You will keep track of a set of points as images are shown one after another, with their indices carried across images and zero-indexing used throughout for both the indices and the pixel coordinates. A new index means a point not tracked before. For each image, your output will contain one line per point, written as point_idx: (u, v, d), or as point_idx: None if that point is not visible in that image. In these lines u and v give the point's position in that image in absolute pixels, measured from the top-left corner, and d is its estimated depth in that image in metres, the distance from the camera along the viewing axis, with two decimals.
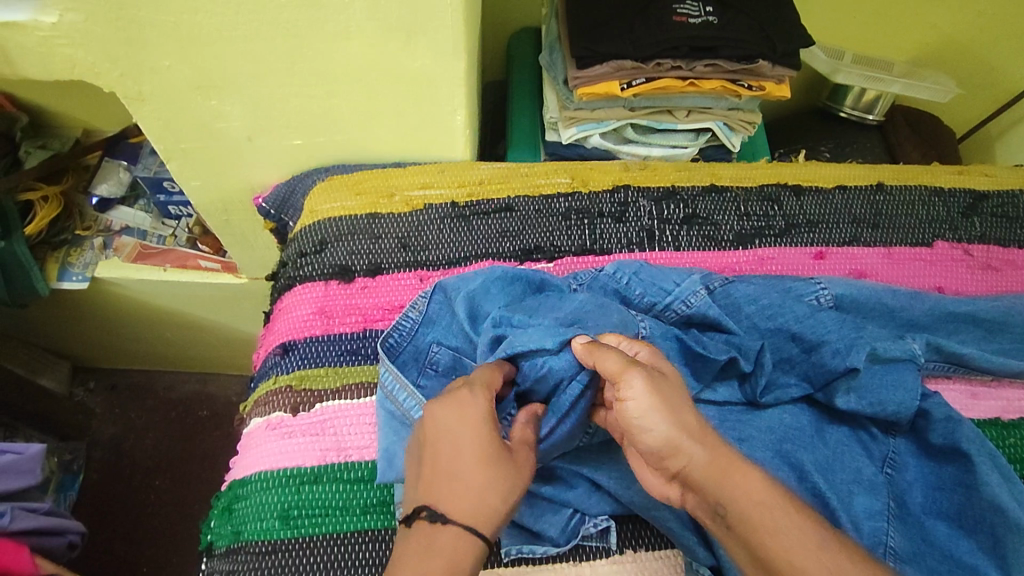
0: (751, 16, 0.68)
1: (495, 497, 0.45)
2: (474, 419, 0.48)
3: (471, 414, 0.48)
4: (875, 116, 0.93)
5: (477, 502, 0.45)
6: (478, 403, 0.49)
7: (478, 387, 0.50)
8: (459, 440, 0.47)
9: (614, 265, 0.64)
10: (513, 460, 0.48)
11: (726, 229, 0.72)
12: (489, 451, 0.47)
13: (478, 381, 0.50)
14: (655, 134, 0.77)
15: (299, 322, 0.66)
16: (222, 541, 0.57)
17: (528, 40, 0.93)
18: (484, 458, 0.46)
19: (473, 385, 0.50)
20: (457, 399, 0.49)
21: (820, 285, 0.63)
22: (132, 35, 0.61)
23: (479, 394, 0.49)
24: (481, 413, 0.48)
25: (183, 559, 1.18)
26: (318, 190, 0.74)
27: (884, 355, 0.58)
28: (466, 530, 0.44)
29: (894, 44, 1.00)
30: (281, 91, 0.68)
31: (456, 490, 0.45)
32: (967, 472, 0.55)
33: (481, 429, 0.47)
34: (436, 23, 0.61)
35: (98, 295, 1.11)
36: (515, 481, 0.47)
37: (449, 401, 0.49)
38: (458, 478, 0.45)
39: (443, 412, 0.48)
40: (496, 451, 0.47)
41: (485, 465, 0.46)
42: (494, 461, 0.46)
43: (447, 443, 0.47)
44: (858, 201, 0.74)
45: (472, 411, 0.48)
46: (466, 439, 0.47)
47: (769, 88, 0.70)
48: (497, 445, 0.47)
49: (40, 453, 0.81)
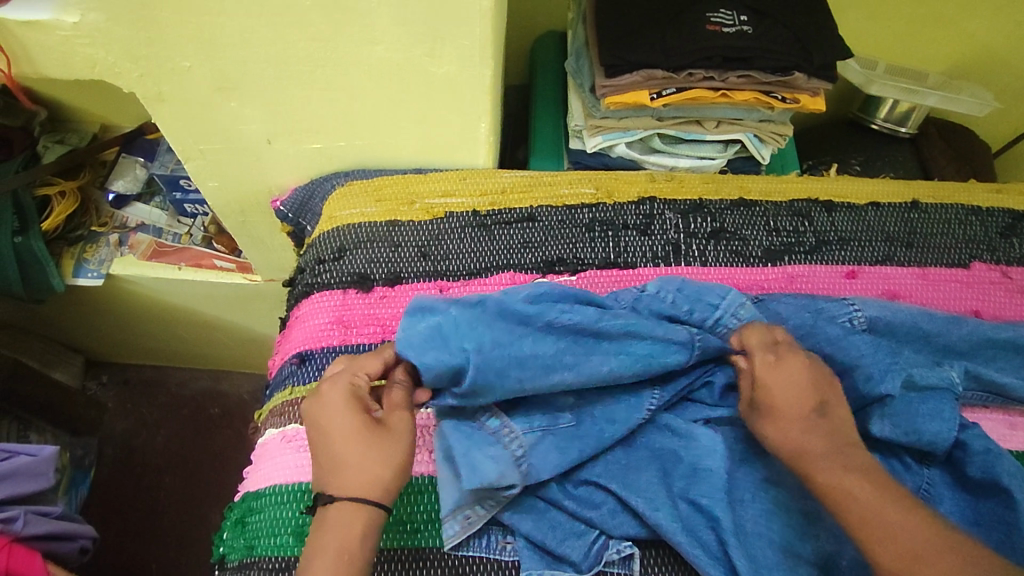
0: (787, 26, 0.66)
1: (373, 463, 0.47)
2: (339, 403, 0.50)
3: (334, 400, 0.50)
4: (908, 129, 0.90)
5: (358, 472, 0.47)
6: (342, 389, 0.50)
7: (345, 372, 0.52)
8: (326, 428, 0.49)
9: (656, 284, 0.60)
10: (388, 428, 0.49)
11: (754, 245, 0.70)
12: (358, 427, 0.48)
13: (351, 366, 0.52)
14: (682, 144, 0.75)
15: (316, 331, 0.65)
16: (235, 555, 0.56)
17: (552, 44, 0.92)
18: (354, 437, 0.48)
19: (341, 371, 0.52)
20: (325, 390, 0.51)
21: (853, 305, 0.61)
22: (153, 35, 0.60)
23: (339, 385, 0.51)
24: (342, 398, 0.50)
25: (193, 557, 1.18)
26: (338, 195, 0.73)
27: (920, 382, 0.56)
28: (354, 500, 0.46)
29: (929, 55, 0.97)
30: (303, 94, 0.67)
31: (338, 469, 0.47)
32: (1007, 508, 0.53)
33: (346, 410, 0.49)
34: (464, 28, 0.60)
35: (112, 291, 1.11)
36: (394, 445, 0.48)
37: (316, 393, 0.51)
38: (336, 458, 0.48)
39: (312, 412, 0.51)
40: (367, 426, 0.49)
41: (353, 440, 0.48)
42: (367, 434, 0.48)
43: (318, 437, 0.49)
44: (891, 219, 0.72)
45: (336, 397, 0.50)
46: (336, 421, 0.49)
47: (803, 100, 0.68)
48: (366, 421, 0.49)
49: (53, 456, 0.80)
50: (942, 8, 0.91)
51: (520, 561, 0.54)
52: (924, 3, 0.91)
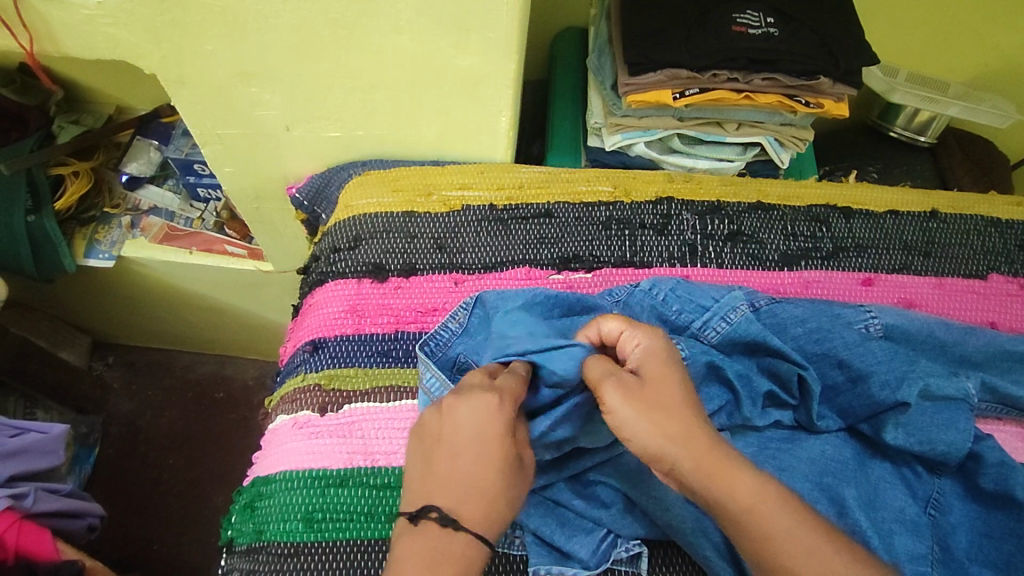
0: (813, 30, 0.66)
1: (505, 507, 0.44)
2: (499, 428, 0.45)
3: (498, 425, 0.45)
4: (927, 138, 0.89)
5: (489, 511, 0.43)
6: (505, 413, 0.46)
7: (503, 394, 0.47)
8: (479, 445, 0.44)
9: (650, 281, 0.62)
10: (522, 471, 0.46)
11: (771, 249, 0.69)
12: (506, 464, 0.45)
13: (507, 388, 0.48)
14: (701, 145, 0.75)
15: (330, 319, 0.65)
16: (243, 539, 0.57)
17: (572, 41, 0.91)
18: (501, 469, 0.44)
19: (502, 391, 0.47)
20: (489, 405, 0.46)
21: (870, 313, 0.61)
22: (177, 17, 0.60)
23: (507, 406, 0.46)
24: (507, 425, 0.46)
25: (193, 539, 1.18)
26: (354, 184, 0.73)
27: (936, 392, 0.56)
28: (477, 539, 0.42)
29: (952, 64, 0.97)
30: (324, 82, 0.67)
31: (474, 496, 0.43)
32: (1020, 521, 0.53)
33: (502, 441, 0.45)
34: (490, 20, 0.60)
35: (122, 273, 1.11)
36: (522, 494, 0.46)
37: (480, 407, 0.46)
38: (470, 482, 0.43)
39: (463, 417, 0.45)
40: (513, 466, 0.45)
41: (501, 478, 0.44)
42: (509, 475, 0.45)
43: (464, 448, 0.44)
44: (910, 227, 0.72)
45: (499, 419, 0.46)
46: (488, 447, 0.45)
47: (827, 105, 0.68)
48: (515, 460, 0.45)
49: (62, 435, 0.82)
50: (966, 17, 0.90)
51: (528, 556, 0.54)
52: (948, 12, 0.90)
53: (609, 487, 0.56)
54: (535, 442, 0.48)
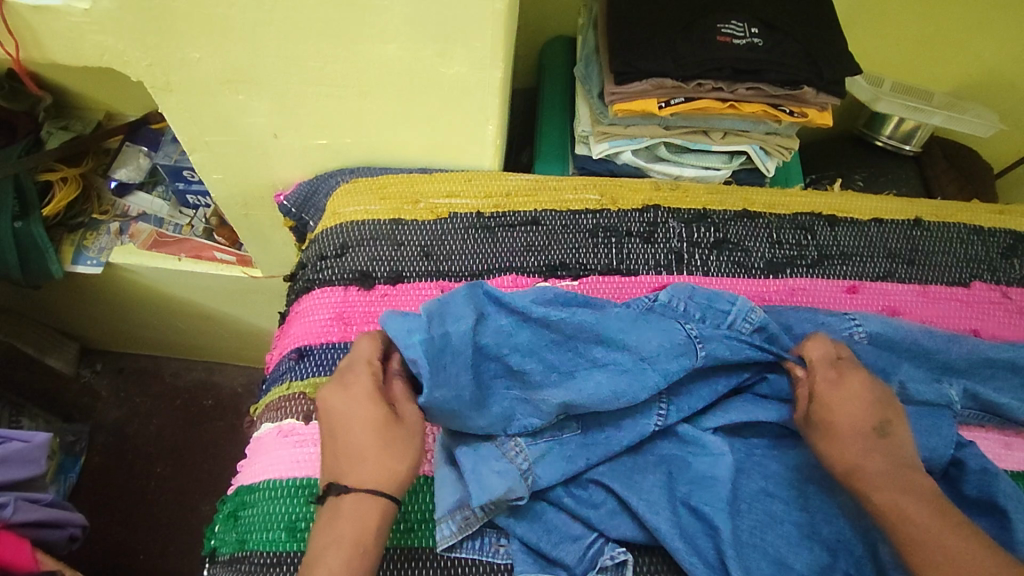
0: (797, 40, 0.66)
1: (392, 459, 0.49)
2: (361, 395, 0.51)
3: (359, 390, 0.51)
4: (911, 147, 0.90)
5: (374, 467, 0.48)
6: (362, 378, 0.51)
7: (359, 362, 0.52)
8: (347, 415, 0.50)
9: (669, 292, 0.59)
10: (401, 423, 0.50)
11: (756, 256, 0.70)
12: (377, 422, 0.50)
13: (358, 355, 0.53)
14: (688, 154, 0.75)
15: (316, 326, 0.65)
16: (226, 548, 0.56)
17: (561, 50, 0.92)
18: (374, 431, 0.49)
19: (354, 361, 0.53)
20: (345, 381, 0.52)
21: (855, 320, 0.61)
22: (164, 25, 0.60)
23: (362, 373, 0.52)
24: (368, 387, 0.51)
25: (179, 548, 1.17)
26: (341, 192, 0.73)
27: (916, 397, 0.58)
28: (369, 493, 0.48)
29: (935, 74, 0.98)
30: (312, 89, 0.67)
31: (357, 463, 0.49)
32: (1001, 529, 0.53)
33: (364, 406, 0.50)
34: (476, 29, 0.60)
35: (110, 280, 1.11)
36: (409, 440, 0.50)
37: (339, 383, 0.52)
38: (353, 452, 0.49)
39: (331, 398, 0.51)
40: (385, 422, 0.50)
41: (372, 433, 0.49)
42: (385, 430, 0.49)
43: (338, 421, 0.50)
44: (894, 235, 0.72)
45: (358, 388, 0.51)
46: (355, 416, 0.50)
47: (811, 115, 0.69)
48: (385, 415, 0.50)
49: (46, 443, 0.81)
50: (949, 29, 0.92)
51: (513, 564, 0.53)
52: (932, 23, 0.91)
53: (600, 487, 0.55)
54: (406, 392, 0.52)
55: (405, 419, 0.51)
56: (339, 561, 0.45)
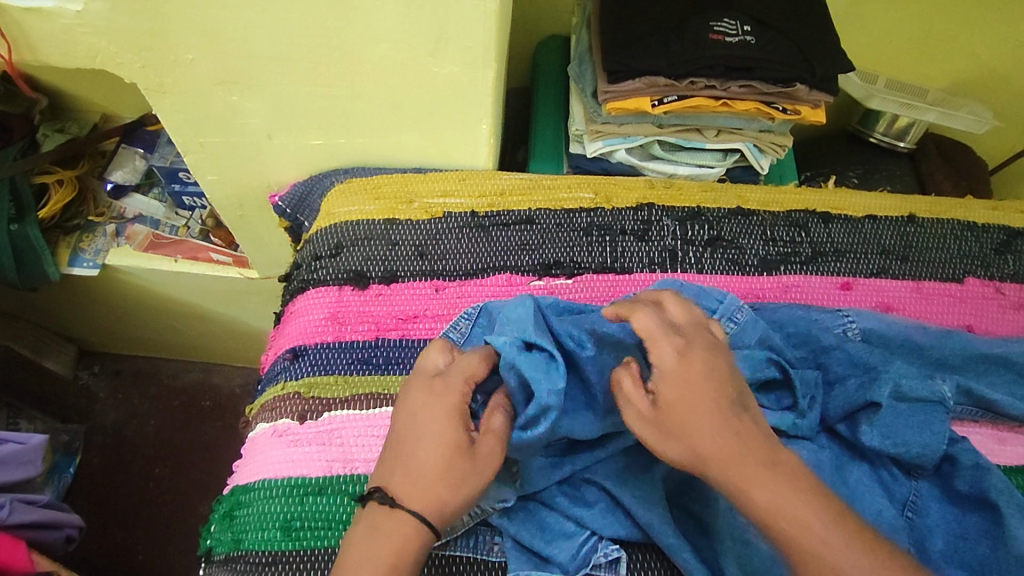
0: (790, 38, 0.67)
1: (446, 490, 0.47)
2: (442, 411, 0.50)
3: (446, 407, 0.50)
4: (906, 143, 0.90)
5: (428, 490, 0.47)
6: (454, 396, 0.50)
7: (456, 378, 0.51)
8: (425, 427, 0.49)
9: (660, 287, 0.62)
10: (473, 455, 0.48)
11: (750, 254, 0.70)
12: (447, 447, 0.48)
13: (462, 368, 0.52)
14: (682, 152, 0.75)
15: (311, 326, 0.65)
16: (222, 548, 0.56)
17: (556, 49, 0.92)
18: (441, 452, 0.48)
19: (453, 372, 0.51)
20: (434, 391, 0.51)
21: (848, 317, 0.62)
22: (156, 27, 0.60)
23: (456, 385, 0.51)
24: (456, 404, 0.50)
25: (177, 549, 1.17)
26: (336, 192, 0.73)
27: (910, 394, 0.56)
28: (415, 516, 0.46)
29: (929, 71, 0.98)
30: (305, 90, 0.67)
31: (415, 479, 0.47)
32: (994, 523, 0.53)
33: (443, 423, 0.49)
34: (468, 29, 0.60)
35: (107, 282, 1.11)
36: (473, 478, 0.48)
37: (429, 392, 0.51)
38: (412, 466, 0.48)
39: (413, 404, 0.51)
40: (456, 447, 0.48)
41: (441, 456, 0.48)
42: (451, 456, 0.48)
43: (412, 430, 0.50)
44: (888, 232, 0.72)
45: (448, 403, 0.50)
46: (431, 431, 0.49)
47: (804, 112, 0.69)
48: (460, 439, 0.48)
49: (41, 444, 0.81)
50: (942, 26, 0.92)
51: (507, 563, 0.53)
52: (925, 20, 0.91)
53: (594, 486, 0.56)
54: (502, 425, 0.50)
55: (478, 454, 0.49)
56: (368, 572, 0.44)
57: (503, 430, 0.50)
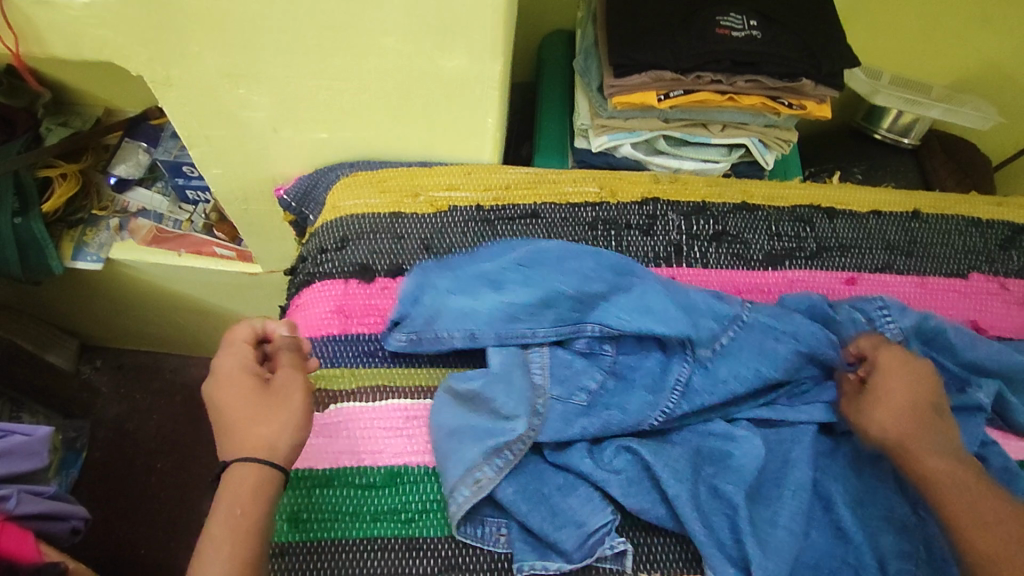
0: (796, 33, 0.67)
1: (266, 426, 0.51)
2: (231, 374, 0.53)
3: (229, 372, 0.53)
4: (911, 140, 0.90)
5: (249, 436, 0.50)
6: (234, 360, 0.54)
7: (234, 346, 0.55)
8: (221, 399, 0.52)
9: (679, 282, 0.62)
10: (275, 391, 0.53)
11: (755, 249, 0.70)
12: (247, 396, 0.52)
13: (230, 343, 0.55)
14: (687, 147, 0.76)
15: (316, 319, 0.65)
16: None
17: (560, 43, 0.92)
18: (243, 404, 0.51)
19: (224, 349, 0.55)
20: (220, 367, 0.54)
21: (888, 315, 0.61)
22: (164, 19, 0.60)
23: (231, 358, 0.54)
24: (234, 368, 0.53)
25: (181, 543, 1.17)
26: (341, 185, 0.73)
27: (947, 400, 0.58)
28: (249, 459, 0.49)
29: (933, 67, 0.98)
30: (311, 83, 0.67)
31: (232, 436, 0.50)
32: None
33: (235, 379, 0.53)
34: (475, 22, 0.60)
35: (110, 276, 1.11)
36: (286, 405, 0.52)
37: (211, 372, 0.54)
38: (227, 427, 0.51)
39: (215, 391, 0.53)
40: (252, 392, 0.52)
41: (247, 405, 0.51)
42: (253, 395, 0.52)
43: (216, 405, 0.52)
44: (893, 227, 0.73)
45: (225, 371, 0.53)
46: (227, 395, 0.52)
47: (810, 107, 0.69)
48: (255, 387, 0.52)
49: (47, 436, 0.81)
50: (946, 22, 0.92)
51: (513, 553, 0.54)
52: (929, 16, 0.91)
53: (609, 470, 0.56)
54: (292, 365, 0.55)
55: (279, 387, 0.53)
56: (223, 528, 0.46)
57: (297, 364, 0.55)
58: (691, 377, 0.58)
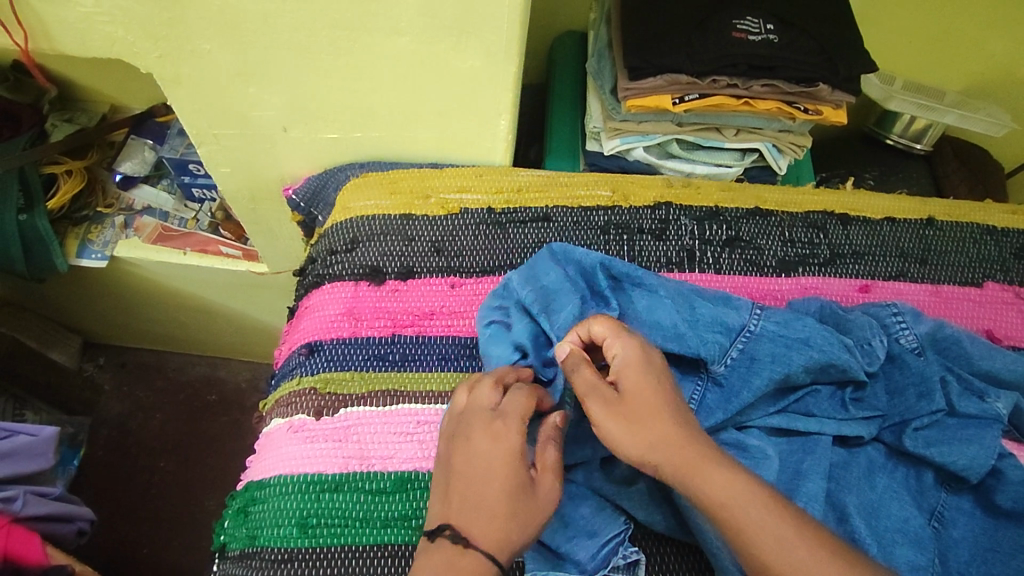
0: (814, 37, 0.66)
1: (515, 529, 0.46)
2: (507, 454, 0.48)
3: (508, 449, 0.49)
4: (923, 146, 0.90)
5: (495, 528, 0.46)
6: (513, 437, 0.49)
7: (513, 417, 0.50)
8: (490, 471, 0.48)
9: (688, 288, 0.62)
10: (537, 495, 0.48)
11: (768, 255, 0.70)
12: (515, 488, 0.47)
13: (512, 411, 0.50)
14: (700, 151, 0.75)
15: (326, 322, 0.64)
16: (236, 544, 0.56)
17: (571, 45, 0.92)
18: (510, 492, 0.47)
19: (507, 419, 0.50)
20: (495, 431, 0.49)
21: (902, 324, 0.61)
22: (176, 16, 0.59)
23: (513, 428, 0.49)
24: (516, 448, 0.49)
25: (185, 543, 1.17)
26: (351, 186, 0.72)
27: (961, 410, 0.57)
28: (482, 555, 0.45)
29: (946, 72, 0.97)
30: (323, 83, 0.66)
31: (482, 518, 0.46)
32: None
33: (509, 461, 0.48)
34: (491, 22, 0.59)
35: (115, 274, 1.10)
36: (535, 519, 0.47)
37: (490, 437, 0.49)
38: (484, 508, 0.47)
39: (475, 444, 0.49)
40: (526, 491, 0.47)
41: (512, 498, 0.47)
42: (523, 497, 0.47)
43: (477, 473, 0.48)
44: (906, 235, 0.72)
45: (507, 445, 0.49)
46: (495, 473, 0.48)
47: (827, 113, 0.68)
48: (523, 482, 0.48)
49: (54, 436, 0.80)
50: (961, 27, 0.91)
51: (524, 563, 0.53)
52: (944, 20, 0.91)
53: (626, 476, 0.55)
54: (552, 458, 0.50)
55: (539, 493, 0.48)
56: None
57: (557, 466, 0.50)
58: (704, 397, 0.58)
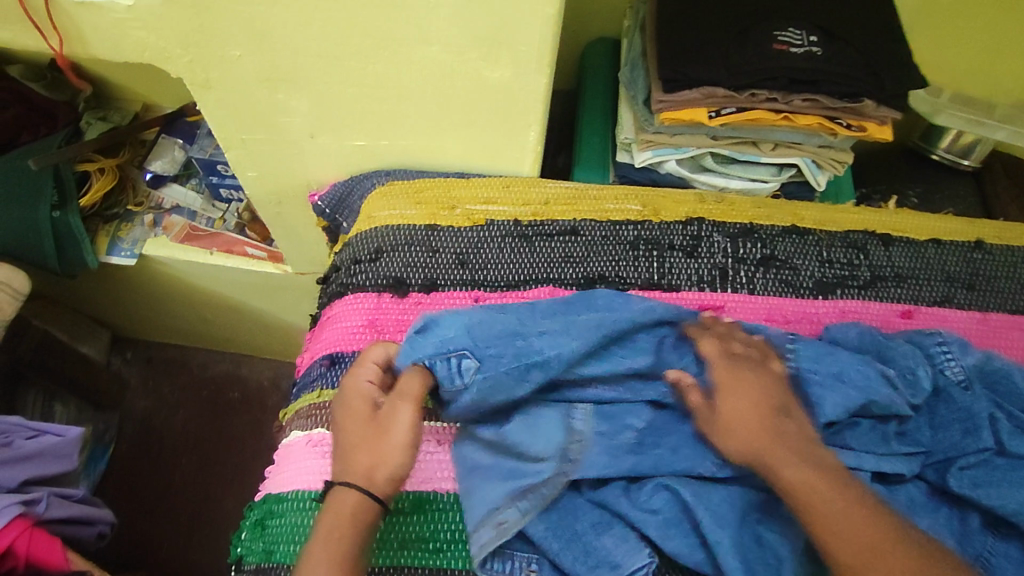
0: (860, 51, 0.63)
1: (373, 455, 0.50)
2: (356, 399, 0.53)
3: (357, 396, 0.54)
4: (971, 161, 0.86)
5: (360, 463, 0.50)
6: (360, 385, 0.54)
7: (360, 368, 0.55)
8: (343, 419, 0.53)
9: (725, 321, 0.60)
10: (390, 418, 0.51)
11: (805, 275, 0.67)
12: (367, 422, 0.52)
13: (361, 361, 0.56)
14: (735, 165, 0.72)
15: (348, 333, 0.63)
16: (252, 558, 0.55)
17: (604, 51, 0.90)
18: (362, 427, 0.52)
19: (356, 368, 0.55)
20: (346, 388, 0.55)
21: (948, 355, 0.58)
22: (207, 22, 0.59)
23: (362, 379, 0.54)
24: (361, 392, 0.54)
25: (204, 540, 1.18)
26: (377, 194, 0.71)
27: (1011, 450, 0.53)
28: (348, 487, 0.49)
29: (997, 83, 0.93)
30: (351, 90, 0.65)
31: (347, 460, 0.51)
32: None
33: (359, 401, 0.53)
34: (523, 32, 0.58)
35: (143, 271, 1.11)
36: (390, 436, 0.51)
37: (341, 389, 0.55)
38: (346, 448, 0.52)
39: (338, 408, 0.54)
40: (373, 418, 0.52)
41: (365, 431, 0.51)
42: (368, 426, 0.52)
43: (338, 426, 0.53)
44: (953, 258, 0.68)
45: (353, 393, 0.54)
46: (351, 417, 0.53)
47: (869, 129, 0.65)
48: (374, 414, 0.52)
49: (79, 438, 0.82)
50: (1016, 38, 0.87)
51: None
52: (997, 31, 0.86)
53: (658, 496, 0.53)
54: (417, 391, 0.52)
55: (394, 416, 0.52)
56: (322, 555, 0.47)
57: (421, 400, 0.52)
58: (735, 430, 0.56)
